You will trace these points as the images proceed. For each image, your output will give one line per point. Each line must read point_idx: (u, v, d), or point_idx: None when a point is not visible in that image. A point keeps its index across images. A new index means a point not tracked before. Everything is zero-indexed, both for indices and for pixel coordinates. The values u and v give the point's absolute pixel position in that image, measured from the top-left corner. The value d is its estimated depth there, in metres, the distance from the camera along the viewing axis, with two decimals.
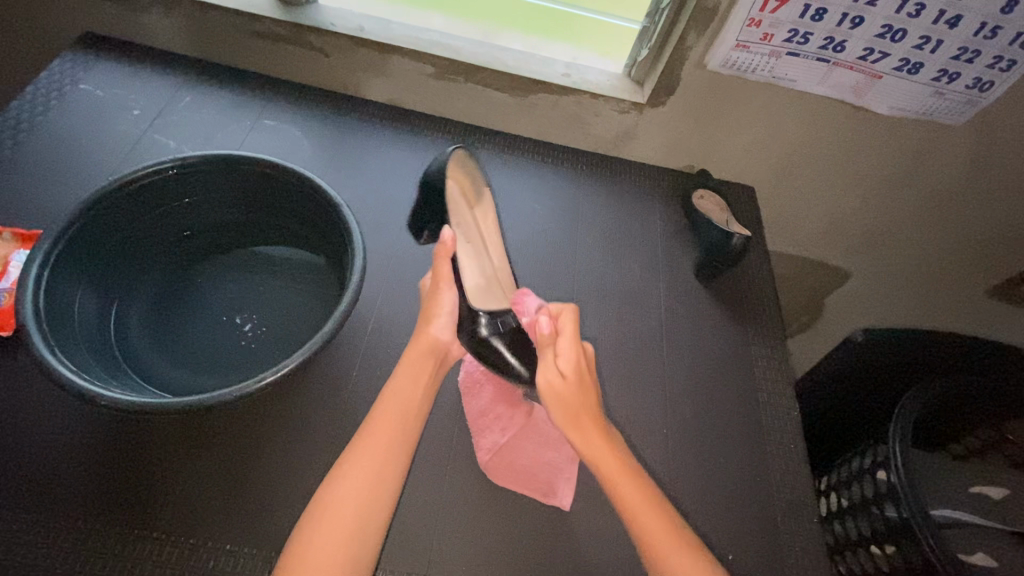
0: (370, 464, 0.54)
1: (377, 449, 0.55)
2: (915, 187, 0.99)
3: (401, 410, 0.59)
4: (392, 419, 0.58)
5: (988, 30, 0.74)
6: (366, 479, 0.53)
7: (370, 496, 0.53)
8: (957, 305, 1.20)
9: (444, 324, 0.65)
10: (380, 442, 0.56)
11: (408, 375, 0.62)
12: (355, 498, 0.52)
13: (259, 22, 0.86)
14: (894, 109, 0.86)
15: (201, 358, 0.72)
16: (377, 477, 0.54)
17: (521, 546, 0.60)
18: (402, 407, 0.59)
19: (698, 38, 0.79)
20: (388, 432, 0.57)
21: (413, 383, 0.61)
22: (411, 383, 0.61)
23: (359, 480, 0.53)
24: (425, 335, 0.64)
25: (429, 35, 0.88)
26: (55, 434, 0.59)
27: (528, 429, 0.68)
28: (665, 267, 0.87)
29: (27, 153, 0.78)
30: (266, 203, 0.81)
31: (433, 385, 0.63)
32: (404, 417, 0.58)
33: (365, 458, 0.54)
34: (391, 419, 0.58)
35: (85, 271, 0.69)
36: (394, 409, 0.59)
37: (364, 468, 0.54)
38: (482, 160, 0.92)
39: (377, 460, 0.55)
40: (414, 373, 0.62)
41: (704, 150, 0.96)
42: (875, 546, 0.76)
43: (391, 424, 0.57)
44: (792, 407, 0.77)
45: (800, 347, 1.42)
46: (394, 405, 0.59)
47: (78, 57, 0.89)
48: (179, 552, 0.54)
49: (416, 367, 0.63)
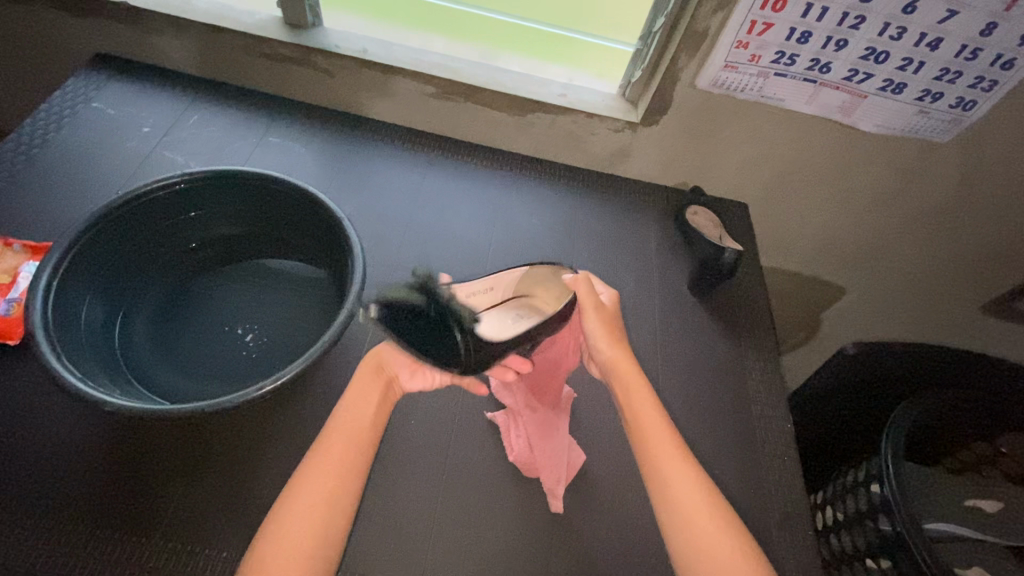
0: (312, 497, 0.53)
1: (333, 467, 0.55)
2: (905, 204, 1.01)
3: (353, 427, 0.58)
4: (343, 436, 0.58)
5: (968, 52, 0.77)
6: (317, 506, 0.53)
7: (325, 513, 0.53)
8: (954, 321, 1.21)
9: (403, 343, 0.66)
10: (327, 468, 0.55)
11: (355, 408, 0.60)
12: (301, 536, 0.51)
13: (267, 45, 0.90)
14: (882, 127, 0.89)
15: (204, 366, 0.73)
16: (330, 494, 0.54)
17: (515, 554, 0.61)
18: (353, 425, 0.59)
19: (688, 60, 0.82)
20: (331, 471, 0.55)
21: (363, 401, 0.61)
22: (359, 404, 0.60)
23: (303, 510, 0.53)
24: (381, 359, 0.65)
25: (429, 57, 0.91)
26: (57, 440, 0.60)
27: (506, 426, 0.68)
28: (660, 282, 0.89)
29: (40, 168, 0.81)
30: (271, 216, 0.83)
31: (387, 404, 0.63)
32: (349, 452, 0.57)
33: (309, 487, 0.54)
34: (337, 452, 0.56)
35: (93, 282, 0.72)
36: (345, 431, 0.58)
37: (314, 491, 0.54)
38: (481, 176, 0.95)
39: (331, 477, 0.55)
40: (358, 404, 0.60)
41: (698, 167, 0.98)
42: (870, 560, 0.76)
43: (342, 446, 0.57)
44: (786, 419, 0.78)
45: (799, 365, 1.43)
46: (344, 427, 0.58)
47: (92, 77, 0.92)
48: (175, 557, 0.55)
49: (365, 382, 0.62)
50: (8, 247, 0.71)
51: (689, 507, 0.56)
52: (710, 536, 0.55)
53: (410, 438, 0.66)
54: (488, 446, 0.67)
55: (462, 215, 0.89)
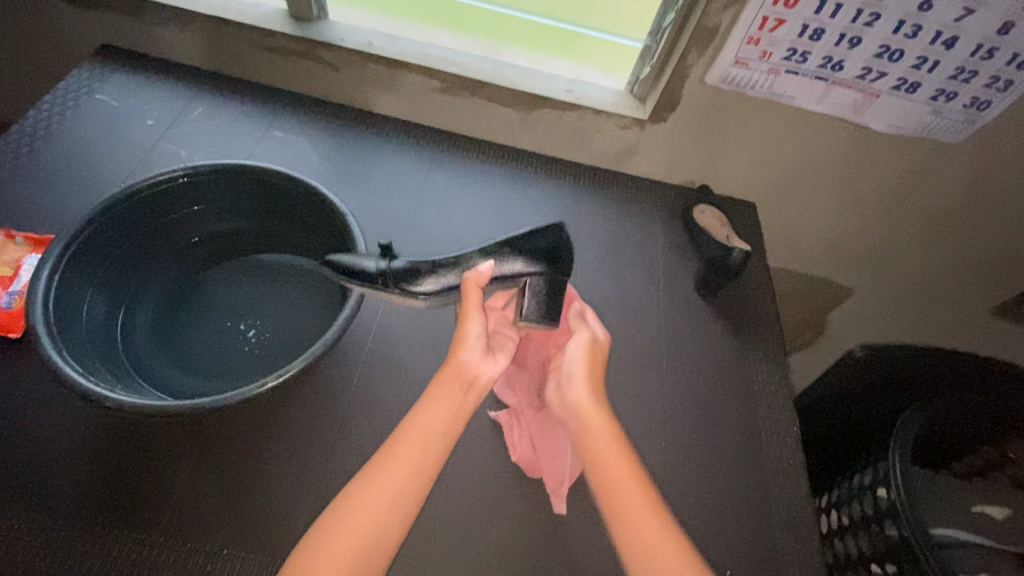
0: (369, 508, 0.50)
1: (398, 476, 0.52)
2: (915, 205, 1.00)
3: (426, 437, 0.54)
4: (416, 442, 0.54)
5: (984, 52, 0.75)
6: (370, 520, 0.50)
7: (369, 544, 0.49)
8: (961, 324, 1.19)
9: (475, 348, 0.60)
10: (394, 476, 0.52)
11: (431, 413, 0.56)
12: (351, 548, 0.48)
13: (271, 38, 0.89)
14: (894, 127, 0.87)
15: (205, 362, 0.73)
16: (374, 530, 0.50)
17: (518, 555, 0.60)
18: (427, 432, 0.55)
19: (698, 57, 0.81)
20: (399, 477, 0.52)
21: (440, 408, 0.56)
22: (438, 408, 0.56)
23: (360, 523, 0.50)
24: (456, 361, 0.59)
25: (435, 51, 0.90)
26: (58, 436, 0.59)
27: (512, 424, 0.68)
28: (666, 281, 0.88)
29: (43, 160, 0.80)
30: (276, 211, 0.82)
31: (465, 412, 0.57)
32: (423, 458, 0.53)
33: (367, 500, 0.51)
34: (409, 458, 0.53)
35: (95, 275, 0.71)
36: (415, 444, 0.54)
37: (375, 500, 0.51)
38: (485, 172, 0.94)
39: (383, 508, 0.50)
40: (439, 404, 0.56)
41: (706, 166, 0.97)
42: (876, 565, 0.75)
43: (409, 460, 0.53)
44: (792, 422, 0.77)
45: (804, 366, 1.42)
46: (415, 439, 0.54)
47: (96, 69, 0.92)
48: (174, 554, 0.55)
49: (445, 388, 0.57)
50: (11, 239, 0.70)
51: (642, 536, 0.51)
52: None
53: None
54: (491, 446, 0.67)
55: (467, 212, 0.88)
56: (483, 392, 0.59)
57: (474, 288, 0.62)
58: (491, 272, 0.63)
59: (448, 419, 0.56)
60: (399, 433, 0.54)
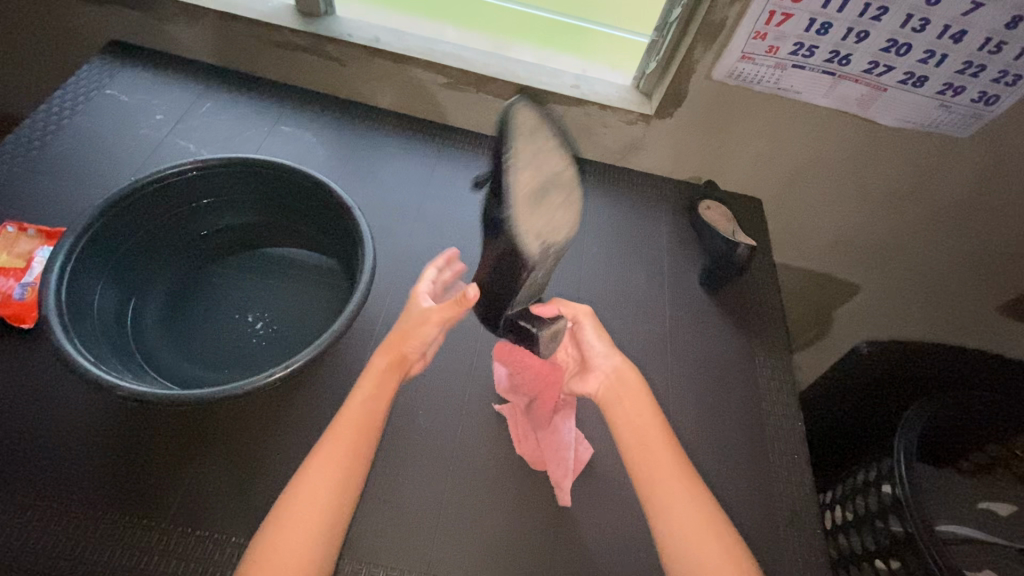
0: (322, 483, 0.53)
1: (341, 450, 0.55)
2: (922, 201, 0.99)
3: (365, 418, 0.58)
4: (354, 422, 0.57)
5: (992, 45, 0.75)
6: (325, 495, 0.53)
7: (324, 516, 0.52)
8: (968, 322, 1.19)
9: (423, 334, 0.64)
10: (338, 452, 0.55)
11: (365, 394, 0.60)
12: (308, 519, 0.52)
13: (279, 33, 0.89)
14: (900, 122, 0.87)
15: (212, 353, 0.74)
16: (327, 502, 0.53)
17: (522, 546, 0.61)
18: (365, 412, 0.58)
19: (704, 51, 0.81)
20: (342, 452, 0.55)
21: (376, 391, 0.60)
22: (373, 393, 0.60)
23: (312, 499, 0.53)
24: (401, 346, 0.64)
25: (441, 46, 0.90)
26: (70, 425, 0.60)
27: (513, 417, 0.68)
28: (670, 277, 0.88)
29: (54, 154, 0.81)
30: (283, 205, 0.83)
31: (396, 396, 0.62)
32: (363, 433, 0.57)
33: (314, 481, 0.54)
34: (351, 432, 0.57)
35: (106, 266, 0.72)
36: (353, 423, 0.57)
37: (323, 476, 0.54)
38: (490, 167, 0.94)
39: (333, 482, 0.54)
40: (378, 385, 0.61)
41: (711, 161, 0.97)
42: (879, 560, 0.75)
43: (352, 436, 0.56)
44: (797, 417, 0.77)
45: (809, 363, 1.42)
46: (353, 418, 0.58)
47: (106, 64, 0.93)
48: (184, 541, 0.56)
49: (379, 374, 0.61)
50: (23, 232, 0.71)
51: (682, 520, 0.56)
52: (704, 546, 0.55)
53: (416, 430, 0.66)
54: (496, 439, 0.67)
55: (473, 206, 0.89)
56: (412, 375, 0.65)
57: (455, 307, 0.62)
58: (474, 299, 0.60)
59: (383, 397, 0.60)
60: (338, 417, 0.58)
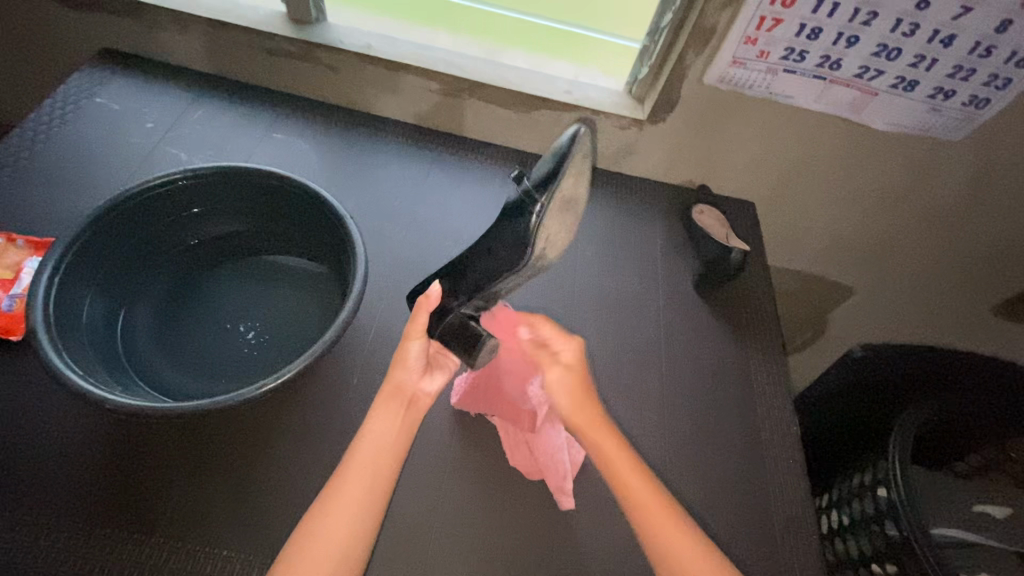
0: (338, 521, 0.54)
1: (358, 489, 0.56)
2: (915, 204, 1.00)
3: (375, 454, 0.58)
4: (366, 460, 0.57)
5: (982, 49, 0.75)
6: (344, 535, 0.54)
7: (343, 553, 0.53)
8: (963, 323, 1.19)
9: (412, 366, 0.64)
10: (354, 490, 0.56)
11: (380, 427, 0.60)
12: (328, 558, 0.53)
13: (271, 40, 0.89)
14: (892, 126, 0.87)
15: (205, 364, 0.73)
16: (344, 542, 0.54)
17: (517, 555, 0.60)
18: (377, 448, 0.58)
19: (696, 56, 0.81)
20: (357, 491, 0.56)
21: (385, 428, 0.60)
22: (385, 426, 0.60)
23: (329, 540, 0.53)
24: (400, 375, 0.63)
25: (434, 52, 0.90)
26: (59, 438, 0.60)
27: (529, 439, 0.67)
28: (665, 281, 0.88)
29: (43, 163, 0.81)
30: (275, 213, 0.82)
31: (410, 425, 0.61)
32: (377, 469, 0.57)
33: (331, 522, 0.54)
34: (364, 467, 0.57)
35: (96, 278, 0.72)
36: (367, 458, 0.58)
37: (340, 516, 0.54)
38: (484, 173, 0.94)
39: (349, 523, 0.54)
40: (387, 418, 0.61)
41: (704, 166, 0.97)
42: (875, 565, 0.75)
43: (364, 473, 0.57)
44: (792, 421, 0.77)
45: (804, 366, 1.42)
46: (367, 452, 0.58)
47: (96, 73, 0.92)
48: (175, 555, 0.55)
49: (389, 406, 0.62)
50: (11, 242, 0.71)
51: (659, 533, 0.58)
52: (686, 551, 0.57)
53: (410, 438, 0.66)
54: (489, 447, 0.67)
55: (466, 213, 0.88)
56: (424, 407, 0.63)
57: (422, 314, 0.63)
58: (437, 298, 0.63)
59: (397, 429, 0.60)
60: (351, 457, 0.58)
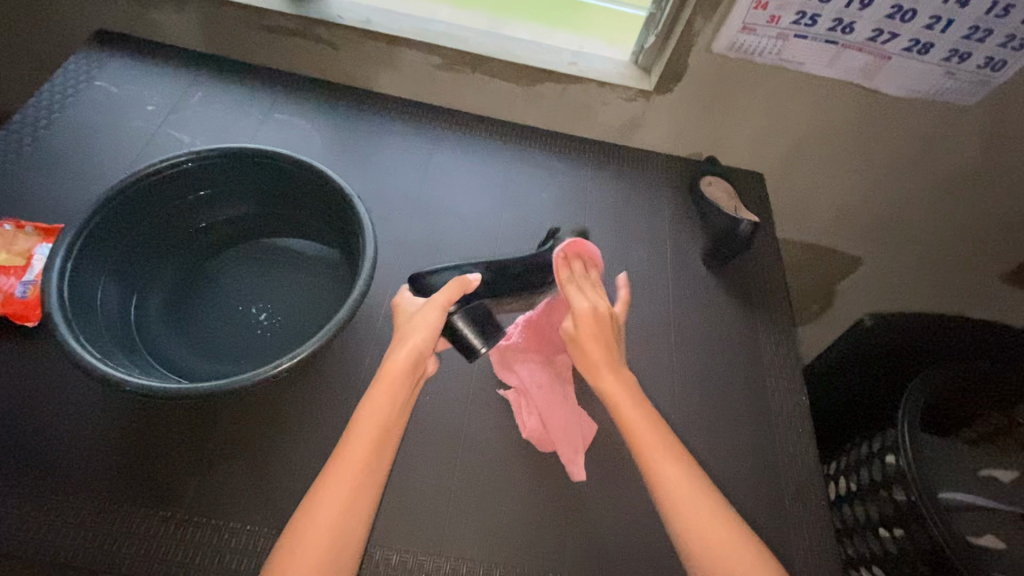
0: (337, 496, 0.51)
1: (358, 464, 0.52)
2: (926, 171, 0.98)
3: (380, 429, 0.55)
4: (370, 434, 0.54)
5: (1000, 9, 0.73)
6: (341, 512, 0.51)
7: (338, 531, 0.50)
8: (971, 291, 1.19)
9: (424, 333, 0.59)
10: (355, 465, 0.52)
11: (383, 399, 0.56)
12: (325, 537, 0.49)
13: (269, 18, 0.88)
14: (905, 91, 0.85)
15: (219, 346, 0.74)
16: (341, 521, 0.50)
17: (532, 527, 0.61)
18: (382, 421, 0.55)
19: (705, 23, 0.79)
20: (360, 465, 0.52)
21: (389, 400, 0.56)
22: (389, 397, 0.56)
23: (323, 519, 0.50)
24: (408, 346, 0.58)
25: (435, 26, 0.88)
26: (82, 421, 0.61)
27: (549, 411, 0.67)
28: (673, 255, 0.87)
29: (47, 149, 0.80)
30: (282, 193, 0.82)
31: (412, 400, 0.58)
32: (380, 441, 0.54)
33: (330, 498, 0.51)
34: (366, 441, 0.54)
35: (106, 263, 0.72)
36: (371, 429, 0.54)
37: (340, 489, 0.51)
38: (489, 149, 0.93)
39: (347, 498, 0.51)
40: (393, 390, 0.56)
41: (712, 137, 0.95)
42: (883, 529, 0.77)
43: (368, 447, 0.53)
44: (800, 392, 0.77)
45: (811, 337, 1.42)
46: (371, 424, 0.54)
47: (93, 55, 0.91)
48: (200, 530, 0.57)
49: (397, 376, 0.57)
50: (20, 229, 0.71)
51: (685, 505, 0.54)
52: (711, 531, 0.53)
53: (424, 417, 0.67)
54: (502, 423, 0.67)
55: (472, 190, 0.88)
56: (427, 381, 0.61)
57: (455, 290, 0.61)
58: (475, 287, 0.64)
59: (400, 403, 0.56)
60: (354, 430, 0.54)
